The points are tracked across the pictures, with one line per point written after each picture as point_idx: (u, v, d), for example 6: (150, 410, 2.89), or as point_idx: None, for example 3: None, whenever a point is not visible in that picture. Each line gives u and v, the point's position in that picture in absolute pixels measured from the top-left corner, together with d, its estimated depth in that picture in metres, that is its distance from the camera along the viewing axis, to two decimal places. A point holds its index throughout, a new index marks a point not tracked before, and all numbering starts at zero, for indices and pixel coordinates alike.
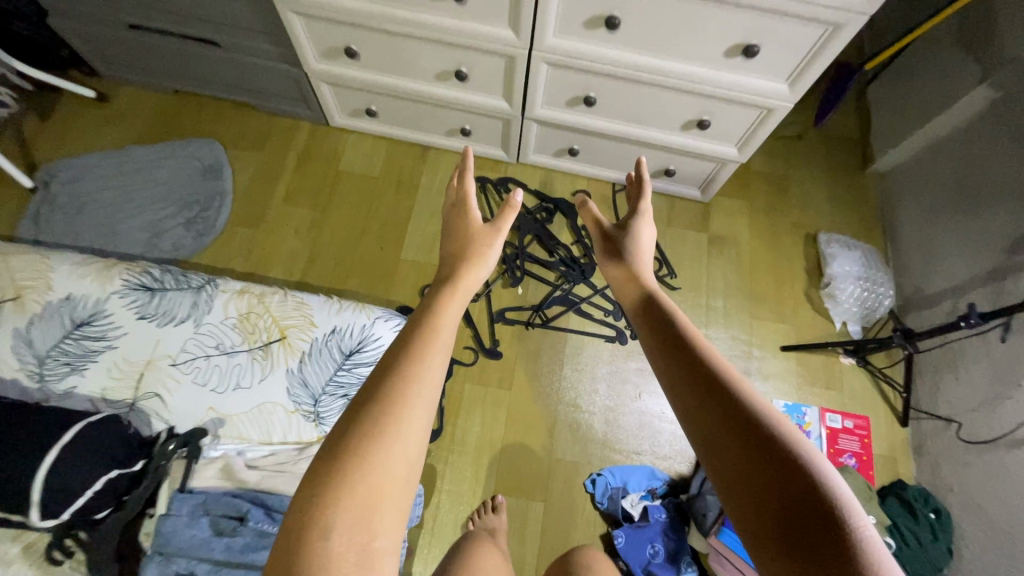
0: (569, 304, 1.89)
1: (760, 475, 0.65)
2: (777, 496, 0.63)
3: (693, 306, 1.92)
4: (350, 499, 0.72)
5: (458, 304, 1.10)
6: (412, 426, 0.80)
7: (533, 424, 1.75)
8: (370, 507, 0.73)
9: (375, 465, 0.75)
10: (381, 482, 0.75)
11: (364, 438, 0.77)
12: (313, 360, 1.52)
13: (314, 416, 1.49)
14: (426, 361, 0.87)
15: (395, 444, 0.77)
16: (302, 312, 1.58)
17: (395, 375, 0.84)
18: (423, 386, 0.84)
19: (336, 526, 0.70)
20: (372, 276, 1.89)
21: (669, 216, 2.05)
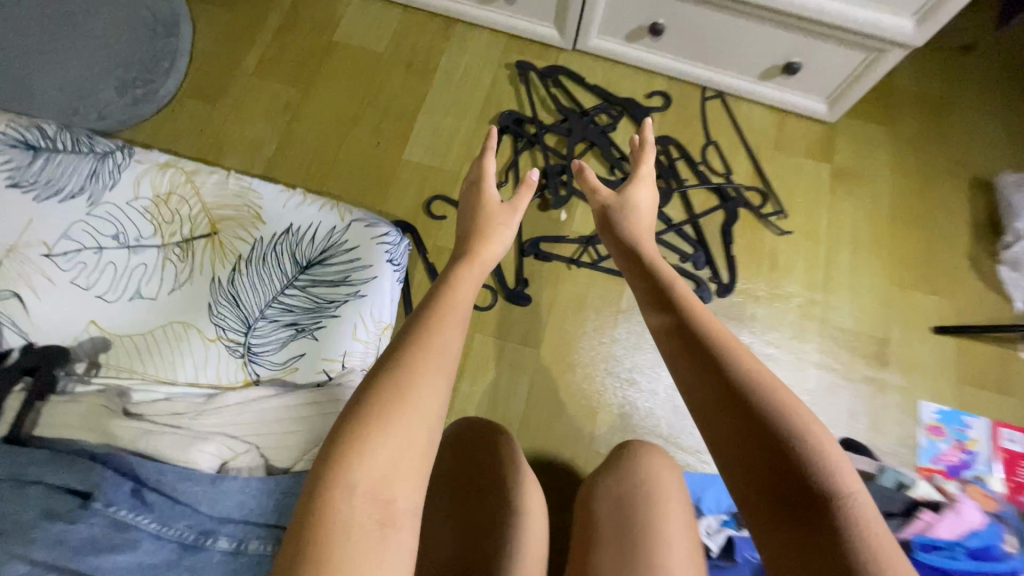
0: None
1: (753, 454, 0.62)
2: (769, 472, 0.61)
3: (807, 259, 1.36)
4: (369, 465, 0.64)
5: (474, 281, 0.90)
6: (433, 386, 0.72)
7: (569, 400, 1.22)
8: (391, 476, 0.65)
9: (390, 430, 0.66)
10: (396, 453, 0.66)
11: (378, 403, 0.68)
12: (252, 269, 1.02)
13: (242, 350, 0.98)
14: (442, 326, 0.79)
15: (412, 409, 0.69)
16: (247, 202, 1.08)
17: (413, 339, 0.77)
18: (438, 348, 0.76)
19: (358, 486, 0.63)
20: (361, 179, 1.37)
21: (778, 137, 1.48)
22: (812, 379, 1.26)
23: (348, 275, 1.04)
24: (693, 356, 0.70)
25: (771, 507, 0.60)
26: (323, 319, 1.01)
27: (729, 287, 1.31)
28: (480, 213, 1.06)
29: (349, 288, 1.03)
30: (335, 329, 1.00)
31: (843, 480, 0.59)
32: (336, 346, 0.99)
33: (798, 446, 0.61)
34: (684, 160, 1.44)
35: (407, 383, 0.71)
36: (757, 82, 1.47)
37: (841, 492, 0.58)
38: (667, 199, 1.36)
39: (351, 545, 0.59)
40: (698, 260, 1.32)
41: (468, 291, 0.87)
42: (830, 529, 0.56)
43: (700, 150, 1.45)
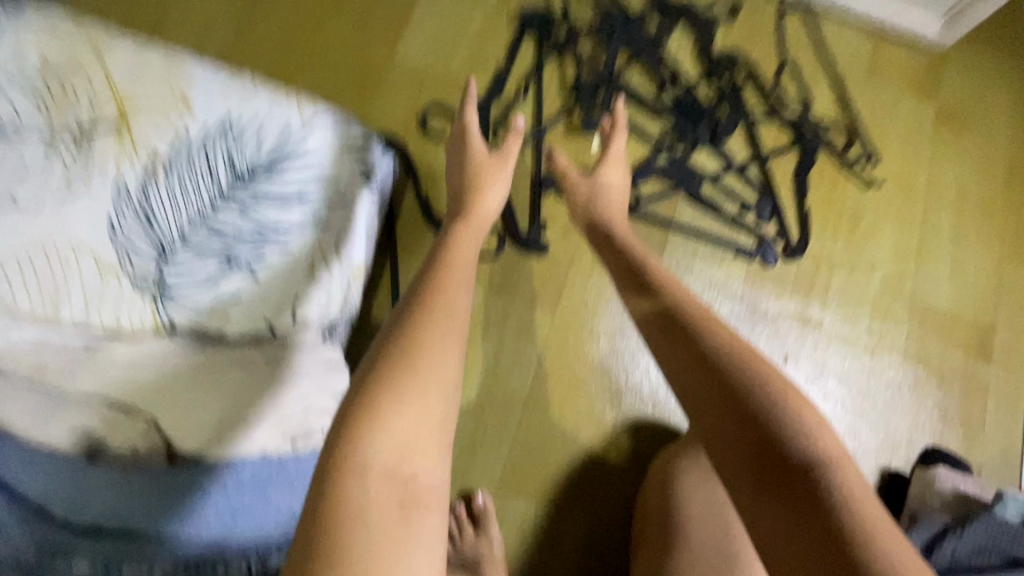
0: (683, 181, 1.04)
1: (725, 416, 0.55)
2: (744, 437, 0.53)
3: (899, 221, 1.07)
4: (384, 441, 0.54)
5: (472, 240, 0.76)
6: (448, 350, 0.61)
7: (587, 379, 0.96)
8: (410, 451, 0.55)
9: (407, 402, 0.56)
10: (415, 428, 0.55)
11: (384, 370, 0.57)
12: (174, 176, 0.73)
13: (153, 286, 0.70)
14: (448, 283, 0.67)
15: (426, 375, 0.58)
16: (172, 81, 0.77)
17: (419, 295, 0.66)
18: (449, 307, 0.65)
19: (373, 464, 0.53)
20: (338, 81, 1.06)
21: (873, 64, 1.17)
22: (894, 371, 1.00)
23: (305, 192, 0.78)
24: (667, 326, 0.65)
25: (743, 471, 0.52)
26: (267, 249, 0.74)
27: (801, 249, 1.02)
28: (469, 168, 0.86)
29: (306, 210, 0.77)
30: (283, 264, 0.75)
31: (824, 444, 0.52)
32: (284, 287, 0.74)
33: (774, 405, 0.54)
34: (753, 84, 1.12)
35: (418, 346, 0.60)
36: None
37: (824, 459, 0.51)
38: (729, 132, 1.07)
39: (370, 535, 0.49)
40: (762, 213, 1.04)
41: (469, 247, 0.74)
42: (813, 497, 0.48)
43: (773, 73, 1.14)
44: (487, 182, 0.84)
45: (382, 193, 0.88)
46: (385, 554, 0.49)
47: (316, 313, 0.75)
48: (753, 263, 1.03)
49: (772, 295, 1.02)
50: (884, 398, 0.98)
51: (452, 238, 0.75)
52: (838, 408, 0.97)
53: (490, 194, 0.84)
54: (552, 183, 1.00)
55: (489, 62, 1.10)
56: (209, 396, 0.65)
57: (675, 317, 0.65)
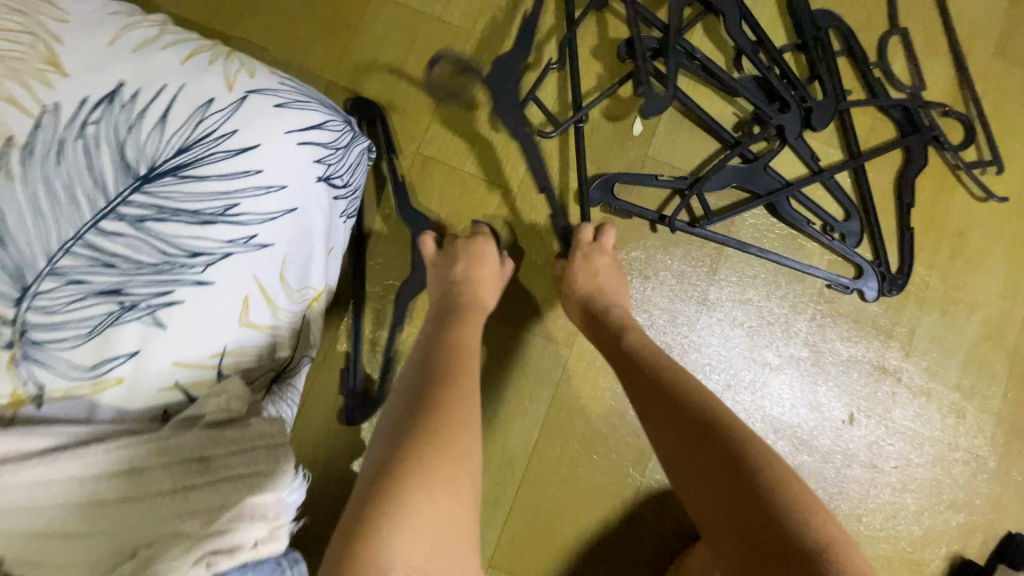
0: (764, 190, 0.80)
1: (716, 490, 0.51)
2: (738, 513, 0.49)
3: (1016, 249, 0.84)
4: (418, 527, 0.44)
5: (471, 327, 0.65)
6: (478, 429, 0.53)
7: (609, 435, 0.77)
8: (440, 548, 0.44)
9: (440, 482, 0.47)
10: (446, 517, 0.46)
11: (415, 445, 0.48)
12: (31, 171, 0.50)
13: (10, 336, 0.49)
14: (468, 358, 0.60)
15: (461, 453, 0.49)
16: (33, 26, 0.52)
17: (444, 364, 0.58)
18: (472, 383, 0.57)
19: (393, 565, 0.42)
20: (303, 23, 0.80)
21: (1005, 34, 0.89)
22: (986, 439, 0.81)
23: (233, 202, 0.53)
24: (646, 388, 0.60)
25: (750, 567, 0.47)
26: (175, 286, 0.52)
27: (898, 283, 0.81)
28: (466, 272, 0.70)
29: (233, 228, 0.53)
30: (202, 308, 0.53)
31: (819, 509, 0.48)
32: (204, 339, 0.53)
33: (767, 474, 0.50)
34: (848, 56, 0.86)
35: (436, 435, 0.49)
36: None
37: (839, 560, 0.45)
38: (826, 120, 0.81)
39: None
40: (851, 234, 0.81)
41: (477, 326, 0.66)
42: None
43: (875, 41, 0.87)
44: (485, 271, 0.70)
45: (350, 192, 0.66)
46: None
47: (250, 364, 0.57)
48: (827, 292, 0.82)
49: (845, 337, 0.81)
50: (970, 472, 0.80)
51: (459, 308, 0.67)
52: (913, 482, 0.79)
53: (489, 284, 0.70)
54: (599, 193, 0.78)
55: (504, 7, 0.82)
56: (76, 534, 0.44)
57: (653, 377, 0.60)
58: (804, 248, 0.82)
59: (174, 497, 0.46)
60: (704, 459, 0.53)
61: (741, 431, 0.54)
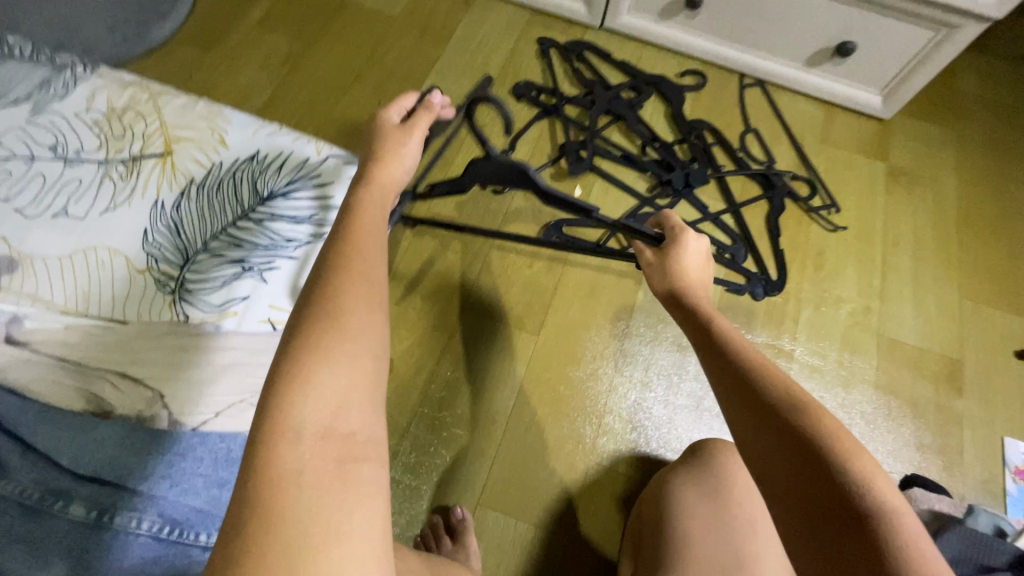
0: None
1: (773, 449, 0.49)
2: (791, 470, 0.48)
3: (862, 264, 1.15)
4: (321, 387, 0.48)
5: (378, 202, 0.67)
6: (376, 306, 0.55)
7: (569, 400, 1.00)
8: (344, 407, 0.49)
9: (336, 348, 0.50)
10: (348, 382, 0.50)
11: (311, 323, 0.52)
12: (203, 196, 0.85)
13: (173, 285, 0.78)
14: (360, 241, 0.60)
15: (350, 327, 0.52)
16: (211, 125, 0.93)
17: (335, 252, 0.58)
18: (365, 263, 0.58)
19: (305, 426, 0.47)
20: (354, 137, 1.24)
21: (826, 131, 1.32)
22: (869, 401, 1.03)
23: (315, 212, 0.87)
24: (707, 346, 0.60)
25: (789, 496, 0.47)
26: (276, 258, 0.83)
27: (778, 284, 1.10)
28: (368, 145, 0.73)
29: (313, 227, 0.86)
30: (290, 272, 0.82)
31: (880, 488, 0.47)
32: (290, 293, 0.81)
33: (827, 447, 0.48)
34: (720, 145, 1.27)
35: (320, 326, 0.52)
36: (802, 69, 1.32)
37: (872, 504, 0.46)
38: (702, 180, 1.19)
39: (307, 499, 0.43)
40: (738, 253, 1.13)
41: (381, 206, 0.66)
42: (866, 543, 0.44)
43: (737, 136, 1.29)
44: (392, 151, 0.71)
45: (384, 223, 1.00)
46: (324, 518, 0.43)
47: None
48: (726, 295, 1.11)
49: (745, 327, 1.08)
50: (861, 426, 1.01)
51: (360, 197, 0.66)
52: None
53: (396, 157, 0.71)
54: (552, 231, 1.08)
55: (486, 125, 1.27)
56: (200, 375, 0.71)
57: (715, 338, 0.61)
58: None
59: (253, 366, 0.74)
60: (765, 422, 0.51)
61: (811, 409, 0.51)
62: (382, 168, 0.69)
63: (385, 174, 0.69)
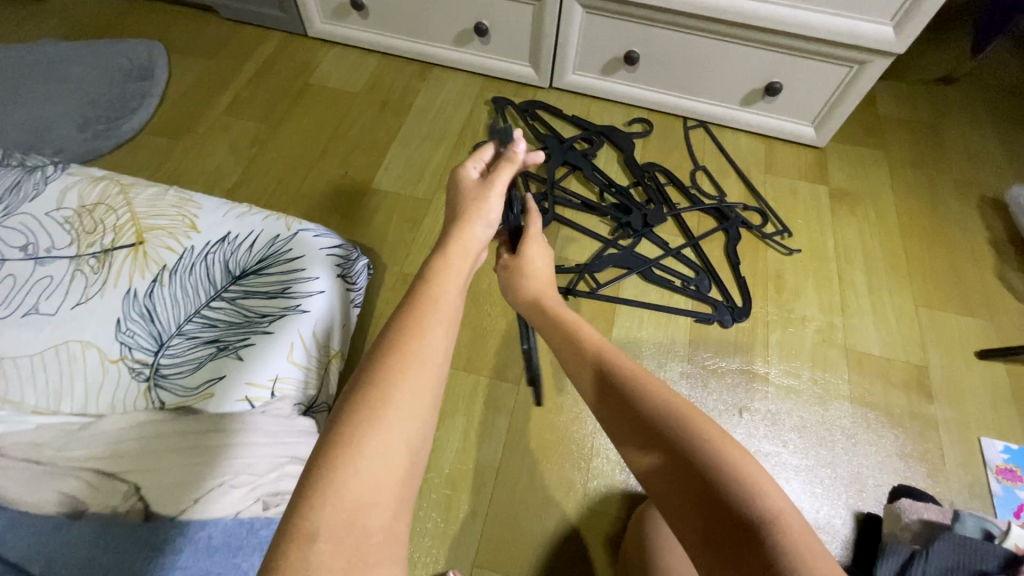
0: (636, 265, 1.19)
1: (682, 476, 0.59)
2: (697, 497, 0.57)
3: (820, 283, 1.20)
4: (347, 487, 0.52)
5: (454, 281, 0.71)
6: (424, 400, 0.59)
7: (556, 446, 1.01)
8: (364, 510, 0.52)
9: (366, 445, 0.54)
10: (375, 485, 0.53)
11: (354, 415, 0.55)
12: (176, 280, 0.87)
13: (148, 373, 0.79)
14: (425, 318, 0.64)
15: (392, 420, 0.56)
16: (182, 211, 0.96)
17: (395, 333, 0.63)
18: (423, 348, 0.61)
19: (321, 531, 0.50)
20: (324, 207, 1.28)
21: (768, 161, 1.41)
22: (846, 415, 1.05)
23: (287, 285, 0.90)
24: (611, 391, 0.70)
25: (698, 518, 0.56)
26: (251, 334, 0.84)
27: (744, 310, 1.15)
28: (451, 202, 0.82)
29: (287, 300, 0.88)
30: (265, 347, 0.84)
31: (774, 496, 0.55)
32: (266, 368, 0.82)
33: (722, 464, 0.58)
34: (673, 184, 1.35)
35: (364, 423, 0.55)
36: (738, 108, 1.42)
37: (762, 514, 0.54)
38: (660, 220, 1.26)
39: None
40: (702, 284, 1.18)
41: (450, 280, 0.70)
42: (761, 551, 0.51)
43: (688, 174, 1.37)
44: (477, 210, 0.79)
45: (357, 288, 1.02)
46: None
47: (293, 391, 0.84)
48: (696, 325, 1.15)
49: (718, 355, 1.11)
50: (842, 441, 1.03)
51: (429, 268, 0.71)
52: (799, 455, 1.01)
53: (475, 221, 0.77)
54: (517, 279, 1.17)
55: None
56: (182, 462, 0.69)
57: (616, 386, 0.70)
58: (673, 299, 1.18)
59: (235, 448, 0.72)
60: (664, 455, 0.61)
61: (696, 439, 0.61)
62: (464, 234, 0.76)
63: (467, 236, 0.76)
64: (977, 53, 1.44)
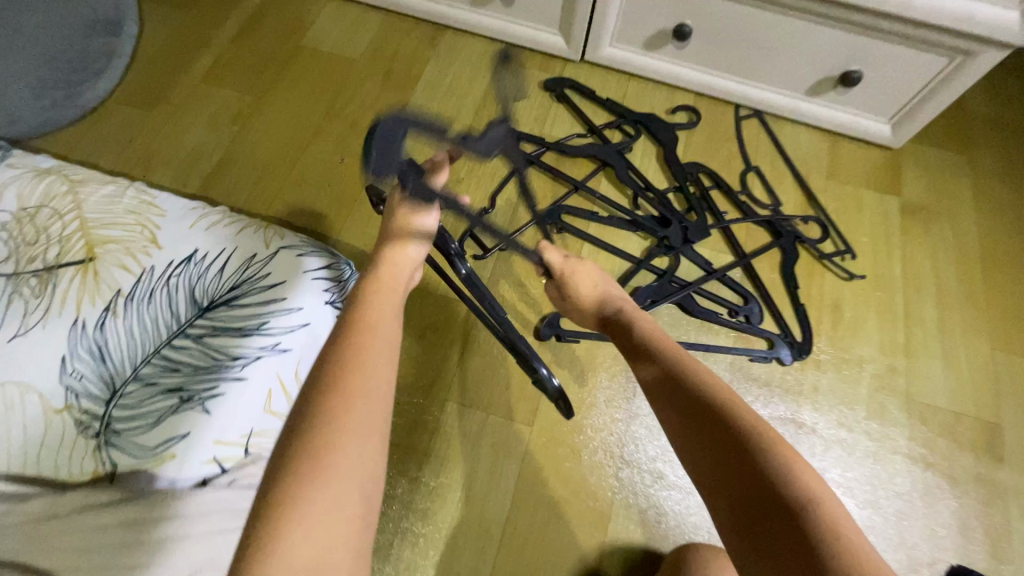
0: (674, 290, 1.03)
1: (717, 462, 0.60)
2: (731, 468, 0.58)
3: (883, 318, 1.05)
4: (296, 547, 0.53)
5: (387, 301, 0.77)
6: (363, 433, 0.61)
7: (570, 500, 0.89)
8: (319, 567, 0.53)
9: (320, 488, 0.56)
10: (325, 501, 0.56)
11: (294, 469, 0.56)
12: (132, 309, 0.73)
13: (98, 427, 0.67)
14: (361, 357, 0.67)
15: (341, 463, 0.58)
16: (142, 220, 0.80)
17: (336, 368, 0.65)
18: (364, 383, 0.64)
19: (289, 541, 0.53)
20: (316, 201, 1.12)
21: (832, 164, 1.21)
22: (903, 478, 0.93)
23: (264, 319, 0.75)
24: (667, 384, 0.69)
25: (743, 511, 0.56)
26: (220, 381, 0.71)
27: (805, 348, 1.00)
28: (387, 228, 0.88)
29: (263, 338, 0.74)
30: (237, 397, 0.71)
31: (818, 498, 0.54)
32: (235, 424, 0.70)
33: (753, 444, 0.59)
34: (719, 189, 1.16)
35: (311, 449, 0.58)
36: (802, 99, 1.21)
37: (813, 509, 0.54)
38: (702, 235, 1.08)
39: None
40: (753, 314, 1.02)
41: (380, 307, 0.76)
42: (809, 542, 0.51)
43: (737, 176, 1.18)
44: (401, 243, 0.85)
45: None
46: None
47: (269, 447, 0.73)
48: (738, 364, 1.00)
49: (761, 399, 0.98)
50: (895, 509, 0.91)
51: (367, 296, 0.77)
52: None
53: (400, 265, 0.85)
54: (546, 330, 0.98)
55: (462, 180, 1.16)
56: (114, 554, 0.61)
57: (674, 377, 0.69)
58: (718, 332, 1.02)
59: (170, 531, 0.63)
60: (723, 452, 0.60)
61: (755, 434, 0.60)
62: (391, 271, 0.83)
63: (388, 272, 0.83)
64: None
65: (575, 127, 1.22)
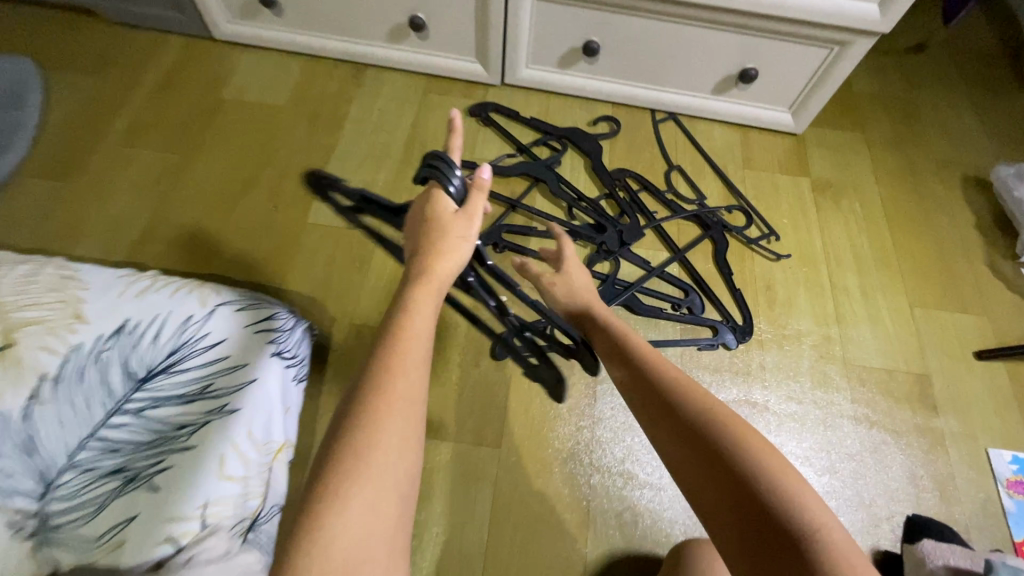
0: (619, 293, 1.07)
1: (708, 477, 0.55)
2: (720, 481, 0.54)
3: (812, 292, 1.12)
4: (338, 537, 0.49)
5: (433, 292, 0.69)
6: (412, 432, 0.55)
7: (547, 516, 0.89)
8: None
9: (360, 483, 0.51)
10: (369, 508, 0.51)
11: (343, 456, 0.53)
12: (65, 392, 0.66)
13: (32, 527, 0.62)
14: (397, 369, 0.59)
15: (382, 457, 0.53)
16: (64, 297, 0.74)
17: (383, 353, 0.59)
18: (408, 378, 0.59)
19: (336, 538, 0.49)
20: (253, 252, 1.10)
21: (746, 155, 1.30)
22: (853, 439, 0.98)
23: (208, 382, 0.73)
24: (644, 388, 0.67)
25: (733, 518, 0.52)
26: (167, 454, 0.68)
27: (747, 329, 1.05)
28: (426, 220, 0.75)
29: (209, 402, 0.72)
30: (188, 468, 0.68)
31: (809, 505, 0.50)
32: (190, 497, 0.67)
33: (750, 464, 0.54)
34: (647, 191, 1.21)
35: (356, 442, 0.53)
36: (709, 97, 1.29)
37: (809, 520, 0.49)
38: (637, 236, 1.12)
39: None
40: (694, 305, 1.07)
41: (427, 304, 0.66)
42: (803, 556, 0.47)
43: (662, 176, 1.24)
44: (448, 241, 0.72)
45: (298, 361, 0.87)
46: None
47: (228, 515, 0.70)
48: (690, 355, 1.04)
49: (715, 385, 1.02)
50: (850, 469, 0.96)
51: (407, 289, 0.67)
52: None
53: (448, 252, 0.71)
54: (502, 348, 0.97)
55: None
56: None
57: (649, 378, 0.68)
58: (665, 327, 1.06)
59: None
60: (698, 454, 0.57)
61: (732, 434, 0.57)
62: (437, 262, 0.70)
63: (440, 267, 0.71)
64: (951, 20, 1.35)
65: (505, 148, 1.26)
